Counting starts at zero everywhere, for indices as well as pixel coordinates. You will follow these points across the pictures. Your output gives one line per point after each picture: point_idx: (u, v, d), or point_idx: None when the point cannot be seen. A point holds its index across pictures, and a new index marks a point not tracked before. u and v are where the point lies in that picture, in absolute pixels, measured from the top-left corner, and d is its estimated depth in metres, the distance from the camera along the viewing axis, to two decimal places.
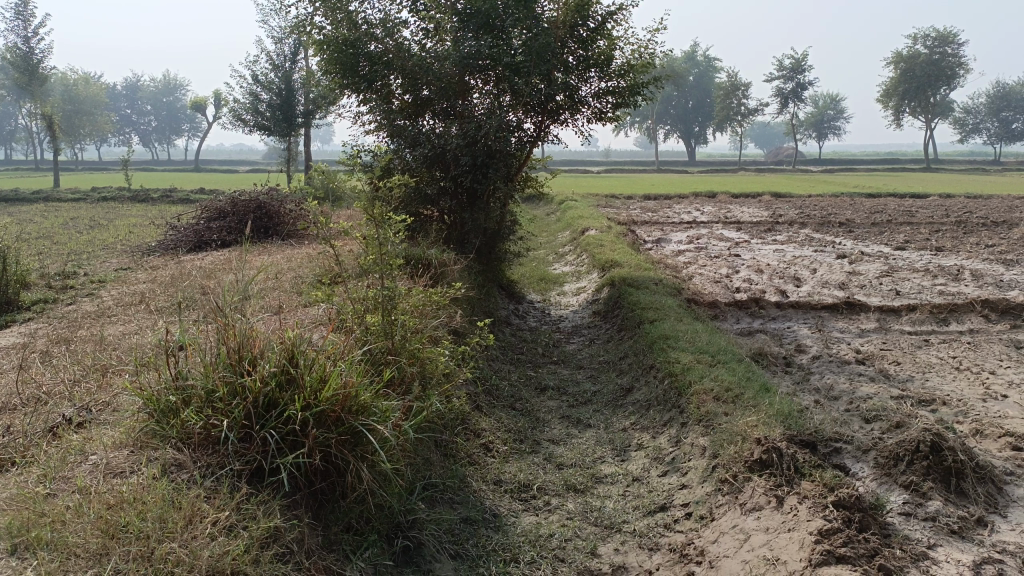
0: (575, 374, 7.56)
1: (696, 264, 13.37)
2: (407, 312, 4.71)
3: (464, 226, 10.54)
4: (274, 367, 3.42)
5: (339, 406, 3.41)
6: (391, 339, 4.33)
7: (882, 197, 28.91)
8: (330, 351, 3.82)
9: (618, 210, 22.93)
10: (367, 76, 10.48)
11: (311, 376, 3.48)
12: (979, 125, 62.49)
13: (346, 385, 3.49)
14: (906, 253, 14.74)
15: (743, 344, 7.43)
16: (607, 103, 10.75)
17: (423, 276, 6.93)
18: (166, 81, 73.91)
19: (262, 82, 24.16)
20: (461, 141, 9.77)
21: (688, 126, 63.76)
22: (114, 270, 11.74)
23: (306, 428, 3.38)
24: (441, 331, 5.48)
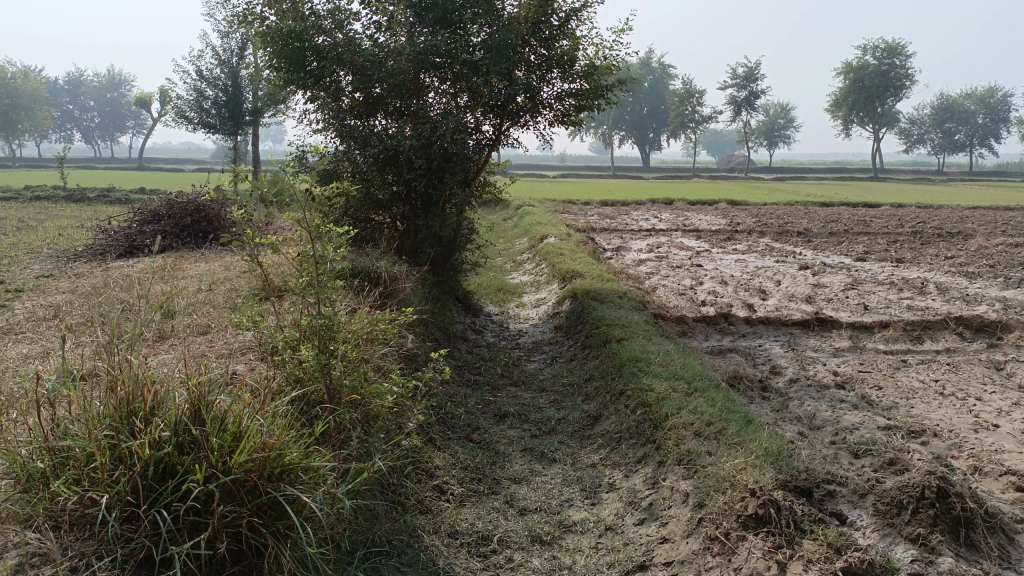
0: (537, 398, 6.96)
1: (659, 275, 12.92)
2: (349, 342, 4.10)
3: (418, 234, 9.86)
4: (173, 425, 2.78)
5: (255, 474, 2.81)
6: (328, 379, 3.70)
7: (835, 206, 29.03)
8: (249, 399, 3.20)
9: (575, 216, 22.48)
10: (315, 72, 9.76)
11: (220, 436, 2.86)
12: (924, 136, 63.96)
13: (263, 447, 2.89)
14: (867, 265, 14.54)
15: (718, 365, 6.94)
16: (569, 105, 10.17)
17: (372, 294, 6.28)
18: (109, 77, 71.50)
19: (208, 78, 23.12)
20: (415, 142, 9.10)
21: (643, 132, 63.97)
22: (35, 277, 10.79)
23: (211, 502, 2.77)
24: (388, 358, 4.85)
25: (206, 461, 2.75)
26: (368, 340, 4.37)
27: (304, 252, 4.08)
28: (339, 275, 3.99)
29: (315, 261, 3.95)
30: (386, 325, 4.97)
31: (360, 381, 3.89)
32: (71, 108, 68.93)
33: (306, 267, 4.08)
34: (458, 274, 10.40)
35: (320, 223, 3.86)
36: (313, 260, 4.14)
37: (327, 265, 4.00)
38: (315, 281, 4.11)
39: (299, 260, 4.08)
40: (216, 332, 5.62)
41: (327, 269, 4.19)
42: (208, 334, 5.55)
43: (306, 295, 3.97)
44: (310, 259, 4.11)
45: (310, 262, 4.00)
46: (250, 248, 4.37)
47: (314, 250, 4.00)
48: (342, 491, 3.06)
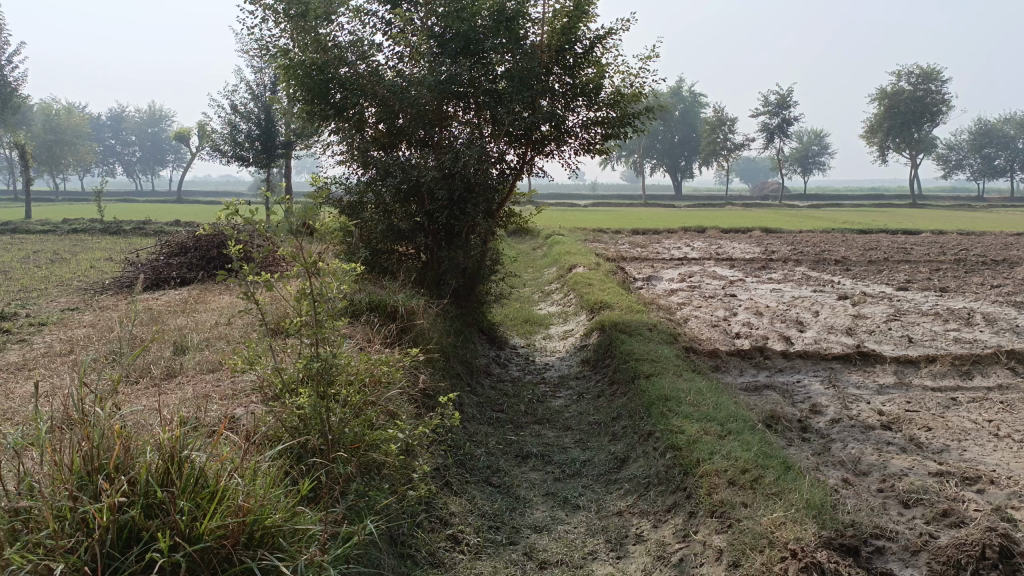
0: (561, 437, 6.62)
1: (691, 305, 12.53)
2: (352, 385, 3.87)
3: (441, 266, 9.63)
4: (140, 487, 2.55)
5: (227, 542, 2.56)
6: (324, 428, 3.48)
7: (873, 233, 28.39)
8: (230, 455, 2.98)
9: (606, 245, 22.19)
10: (338, 103, 9.65)
11: (192, 499, 2.63)
12: (962, 161, 62.71)
13: (238, 511, 2.65)
14: (909, 294, 14.02)
15: (753, 404, 6.55)
16: (596, 134, 9.93)
17: (388, 332, 6.08)
18: (150, 113, 73.29)
19: (241, 112, 23.40)
20: (437, 172, 8.91)
21: (675, 161, 63.64)
22: (60, 310, 10.75)
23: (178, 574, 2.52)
24: (397, 401, 4.59)
25: (174, 527, 2.51)
26: (374, 383, 4.13)
27: (302, 289, 3.86)
28: (339, 312, 3.76)
29: (312, 294, 3.70)
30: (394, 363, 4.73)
31: (361, 429, 3.65)
32: (113, 142, 70.65)
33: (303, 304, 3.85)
34: (482, 305, 10.14)
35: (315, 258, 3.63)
36: (311, 297, 3.91)
37: (327, 303, 3.77)
38: (313, 320, 3.89)
39: (296, 297, 3.86)
40: (223, 369, 5.40)
41: (327, 307, 3.95)
42: (216, 371, 5.32)
43: (296, 332, 3.72)
44: (308, 297, 3.89)
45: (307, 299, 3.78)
46: (244, 285, 4.17)
47: (311, 288, 3.76)
48: (327, 558, 2.81)
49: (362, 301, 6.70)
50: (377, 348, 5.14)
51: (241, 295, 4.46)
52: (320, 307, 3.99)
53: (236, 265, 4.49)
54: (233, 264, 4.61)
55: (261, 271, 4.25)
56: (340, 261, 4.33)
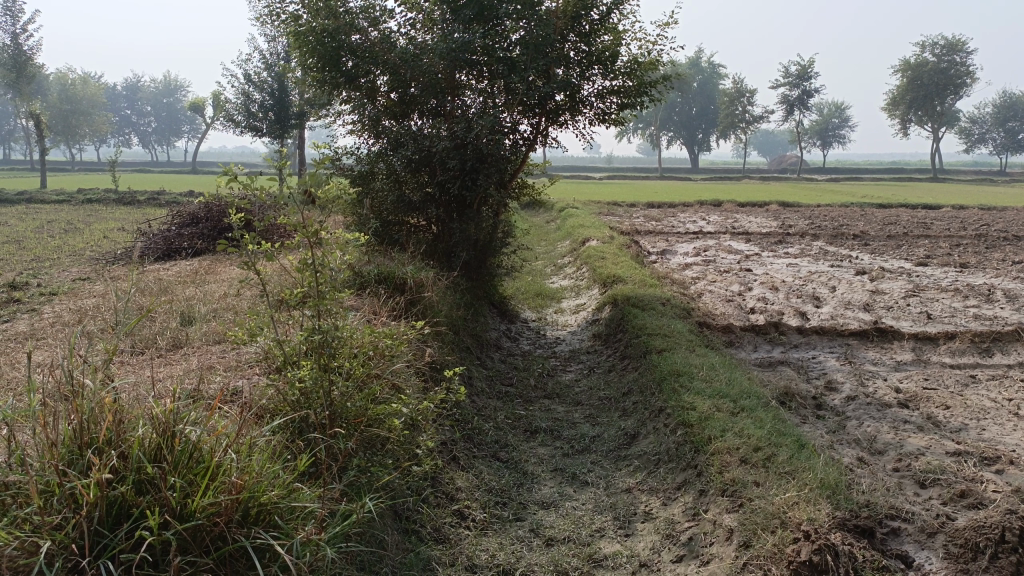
0: (571, 413, 6.54)
1: (706, 280, 12.37)
2: (356, 357, 3.79)
3: (452, 238, 9.50)
4: (129, 462, 2.49)
5: (220, 519, 2.51)
6: (327, 402, 3.40)
7: (892, 207, 27.98)
8: (225, 430, 2.91)
9: (620, 218, 21.98)
10: (349, 71, 9.49)
11: (183, 475, 2.57)
12: (985, 135, 61.61)
13: (231, 488, 2.59)
14: (928, 270, 13.78)
15: (767, 380, 6.43)
16: (611, 104, 9.73)
17: (394, 306, 6.00)
18: (165, 83, 73.16)
19: (255, 81, 23.23)
20: (448, 142, 8.76)
21: (692, 133, 62.92)
22: (71, 280, 10.75)
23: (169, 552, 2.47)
24: (403, 374, 4.51)
25: (165, 504, 2.46)
26: (378, 355, 4.04)
27: (304, 259, 3.77)
28: (341, 283, 3.67)
29: (312, 264, 3.61)
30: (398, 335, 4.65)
31: (366, 402, 3.57)
32: (128, 113, 70.68)
33: (304, 275, 3.76)
34: (493, 278, 10.03)
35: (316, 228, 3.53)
36: (313, 268, 3.81)
37: (328, 274, 3.68)
38: (316, 291, 3.80)
39: (297, 268, 3.77)
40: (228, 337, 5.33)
41: (329, 279, 3.85)
42: (220, 341, 5.26)
43: (297, 304, 3.64)
44: (309, 267, 3.80)
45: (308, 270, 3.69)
46: (244, 256, 4.08)
47: (312, 258, 3.67)
48: (324, 537, 2.75)
49: (371, 273, 6.61)
50: (383, 320, 5.06)
51: (242, 266, 4.37)
52: (323, 277, 3.90)
53: (237, 235, 4.39)
54: (234, 234, 4.51)
55: (261, 242, 4.16)
56: (342, 231, 4.23)
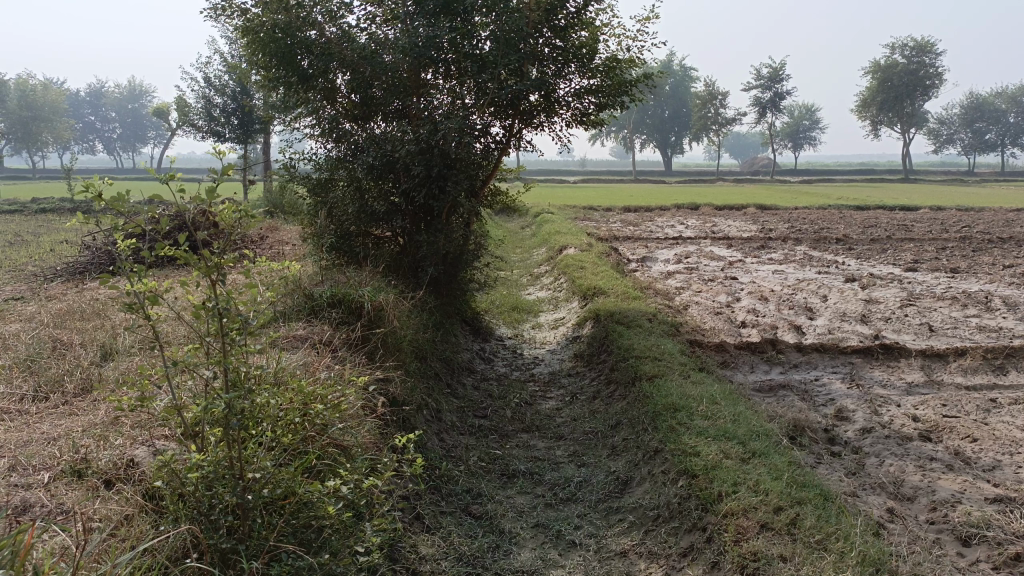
0: (553, 451, 5.77)
1: (690, 289, 11.69)
2: (276, 425, 2.94)
3: (419, 250, 8.69)
4: None
5: None
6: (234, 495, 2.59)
7: (869, 209, 27.61)
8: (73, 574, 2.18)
9: (597, 224, 21.29)
10: (305, 70, 8.65)
11: None
12: (953, 136, 61.96)
13: None
14: (919, 276, 13.21)
15: (772, 412, 5.71)
16: (589, 104, 9.00)
17: (344, 345, 5.27)
18: (130, 88, 71.44)
19: (216, 85, 22.24)
20: (413, 146, 7.96)
21: (665, 136, 62.64)
22: (3, 299, 9.79)
23: None
24: (346, 433, 3.67)
25: None
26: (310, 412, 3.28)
27: (205, 299, 2.78)
28: (265, 330, 2.80)
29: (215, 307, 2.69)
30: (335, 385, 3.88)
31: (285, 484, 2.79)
32: (92, 119, 68.91)
33: (204, 317, 2.88)
34: (465, 293, 9.24)
35: (212, 269, 2.57)
36: (217, 313, 2.80)
37: (242, 320, 2.78)
38: (221, 341, 2.85)
39: (194, 312, 2.77)
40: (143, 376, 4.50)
41: (243, 327, 2.88)
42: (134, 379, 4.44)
43: (169, 362, 2.72)
44: (211, 310, 2.81)
45: (209, 312, 2.79)
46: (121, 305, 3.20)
47: (217, 298, 2.78)
48: None
49: (323, 295, 5.81)
50: (324, 363, 4.26)
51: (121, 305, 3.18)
52: (231, 324, 2.89)
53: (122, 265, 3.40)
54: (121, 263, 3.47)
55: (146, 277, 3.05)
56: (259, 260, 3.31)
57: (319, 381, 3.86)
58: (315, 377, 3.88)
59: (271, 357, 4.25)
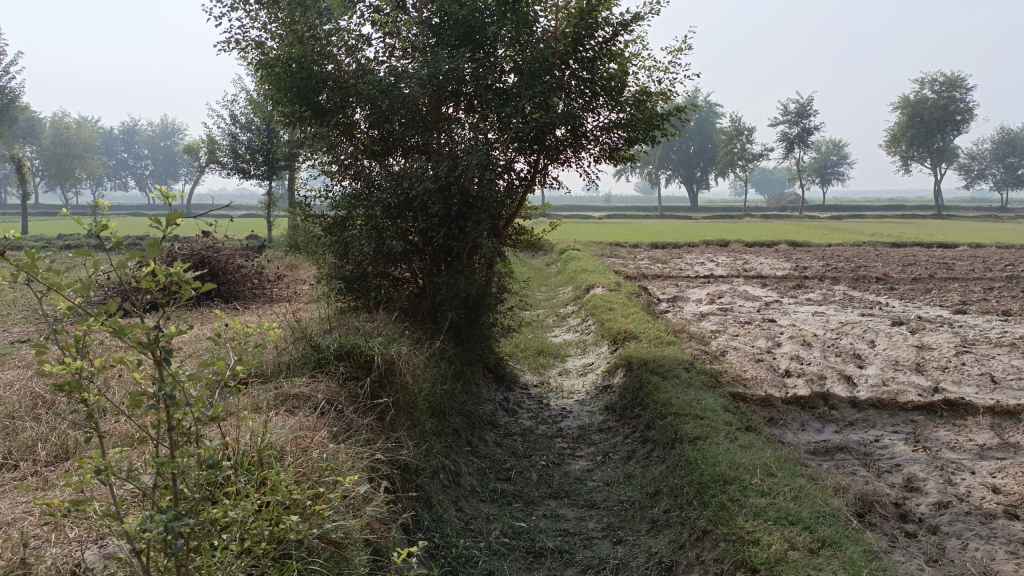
0: (584, 523, 5.14)
1: (727, 333, 11.04)
2: (242, 533, 2.37)
3: (438, 294, 8.16)
4: None
5: None
6: None
7: (906, 246, 26.75)
8: None
9: (624, 261, 20.74)
10: (324, 105, 8.22)
11: None
12: (985, 171, 60.71)
13: None
14: (969, 319, 12.42)
15: (834, 483, 5.04)
16: (618, 138, 8.48)
17: (347, 407, 4.70)
18: (162, 125, 72.60)
19: (242, 122, 22.18)
20: (431, 184, 7.51)
21: (691, 172, 62.14)
22: (8, 342, 9.37)
23: None
24: (336, 519, 3.12)
25: None
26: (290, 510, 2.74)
27: (143, 390, 2.09)
28: (229, 417, 2.24)
29: (157, 392, 2.13)
30: (328, 470, 3.33)
31: None
32: (125, 156, 69.99)
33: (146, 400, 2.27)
34: (489, 338, 8.67)
35: (144, 361, 1.90)
36: (161, 406, 2.12)
37: (195, 410, 2.14)
38: (165, 438, 2.18)
39: (131, 402, 2.09)
40: (127, 431, 4.03)
41: (193, 417, 2.20)
42: (115, 434, 3.96)
43: (98, 467, 2.14)
44: (153, 399, 2.12)
45: (151, 403, 2.12)
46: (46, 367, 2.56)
47: (161, 381, 2.14)
48: None
49: (330, 346, 5.30)
50: (317, 438, 3.71)
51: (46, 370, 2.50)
52: (181, 413, 2.22)
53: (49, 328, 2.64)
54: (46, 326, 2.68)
55: (74, 347, 2.36)
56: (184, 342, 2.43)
57: (307, 465, 3.31)
58: (304, 461, 3.33)
59: (257, 428, 3.70)
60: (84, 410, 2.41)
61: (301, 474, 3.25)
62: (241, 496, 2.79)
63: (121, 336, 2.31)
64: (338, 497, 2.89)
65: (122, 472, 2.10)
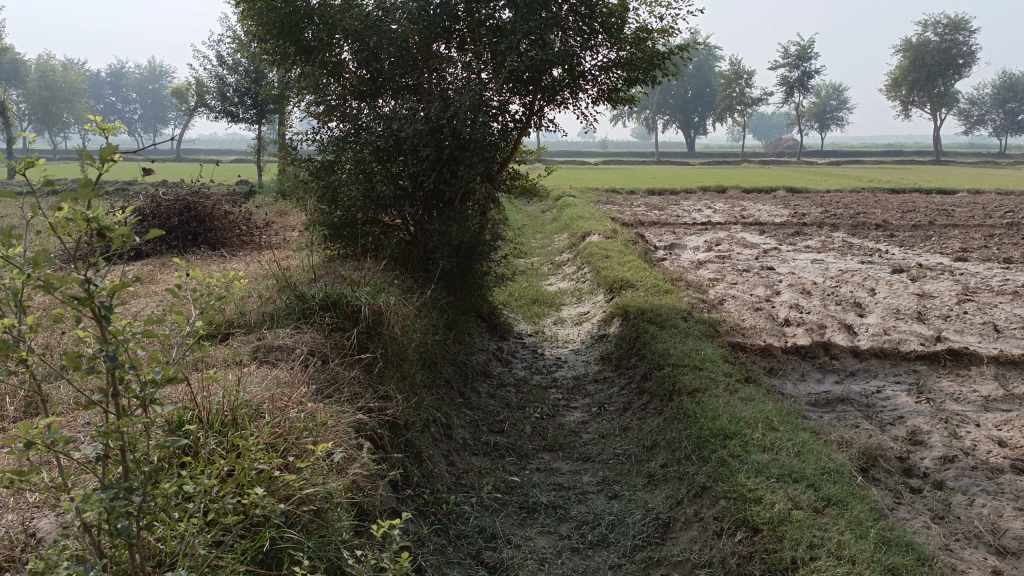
0: (579, 477, 5.00)
1: (725, 281, 10.83)
2: (208, 505, 2.15)
3: (429, 241, 7.91)
4: None
5: None
6: None
7: (905, 193, 26.43)
8: None
9: (620, 208, 20.42)
10: (309, 43, 7.82)
11: None
12: (984, 117, 59.96)
13: None
14: (970, 267, 12.22)
15: (837, 437, 4.89)
16: (617, 78, 8.11)
17: (332, 361, 4.48)
18: (150, 68, 71.07)
19: (229, 64, 21.56)
20: (421, 125, 7.18)
21: (688, 117, 61.26)
22: None
23: None
24: (316, 480, 2.91)
25: None
26: (260, 476, 2.51)
27: (80, 351, 1.81)
28: (187, 378, 1.99)
29: (97, 353, 1.85)
30: (307, 431, 3.09)
31: None
32: (114, 99, 68.66)
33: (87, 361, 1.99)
34: (482, 287, 8.45)
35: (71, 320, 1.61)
36: (102, 370, 1.85)
37: (143, 373, 1.87)
38: (111, 403, 1.91)
39: (69, 365, 1.81)
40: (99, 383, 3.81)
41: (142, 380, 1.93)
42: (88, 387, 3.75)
43: (35, 439, 1.89)
44: (92, 363, 1.84)
45: (91, 367, 1.84)
46: None
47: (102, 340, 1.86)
48: None
49: (315, 297, 5.07)
50: (295, 395, 3.48)
51: None
52: (128, 376, 1.94)
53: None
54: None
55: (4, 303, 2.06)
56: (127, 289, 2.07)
57: (283, 425, 3.07)
58: (281, 421, 3.09)
59: (230, 385, 3.46)
60: (21, 370, 2.13)
61: (277, 436, 3.01)
62: (208, 462, 2.54)
63: (56, 290, 2.00)
64: (314, 458, 2.67)
65: (63, 444, 1.85)
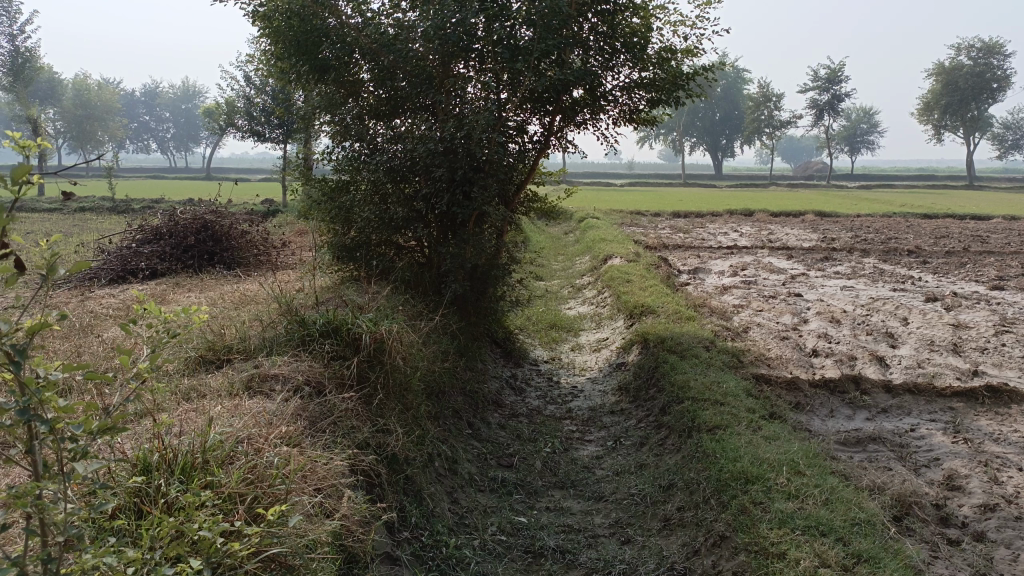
0: (590, 518, 4.71)
1: (750, 308, 10.49)
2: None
3: (443, 264, 7.70)
4: None
5: None
6: None
7: (938, 218, 25.83)
8: None
9: (645, 230, 20.11)
10: (325, 61, 7.64)
11: None
12: (1019, 141, 58.86)
13: None
14: (1007, 296, 11.76)
15: (868, 482, 4.55)
16: (639, 99, 7.88)
17: (327, 392, 4.27)
18: (183, 88, 72.23)
19: (256, 84, 21.64)
20: (433, 145, 6.97)
21: (716, 139, 60.87)
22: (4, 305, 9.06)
23: None
24: (287, 535, 2.66)
25: None
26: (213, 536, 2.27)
27: None
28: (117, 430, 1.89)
29: None
30: (281, 478, 2.85)
31: None
32: (147, 118, 69.84)
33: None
34: (497, 312, 8.20)
35: None
36: None
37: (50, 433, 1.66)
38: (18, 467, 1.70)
39: None
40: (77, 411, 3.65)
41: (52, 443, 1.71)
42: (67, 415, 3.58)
43: None
44: None
45: None
46: None
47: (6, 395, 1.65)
48: None
49: (316, 322, 4.85)
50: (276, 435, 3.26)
51: None
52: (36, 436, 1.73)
53: None
54: None
55: None
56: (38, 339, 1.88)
57: (256, 470, 2.84)
58: (255, 465, 2.87)
59: (209, 423, 3.26)
60: None
61: (248, 481, 2.78)
62: (157, 520, 2.32)
63: None
64: (277, 514, 2.43)
65: None
